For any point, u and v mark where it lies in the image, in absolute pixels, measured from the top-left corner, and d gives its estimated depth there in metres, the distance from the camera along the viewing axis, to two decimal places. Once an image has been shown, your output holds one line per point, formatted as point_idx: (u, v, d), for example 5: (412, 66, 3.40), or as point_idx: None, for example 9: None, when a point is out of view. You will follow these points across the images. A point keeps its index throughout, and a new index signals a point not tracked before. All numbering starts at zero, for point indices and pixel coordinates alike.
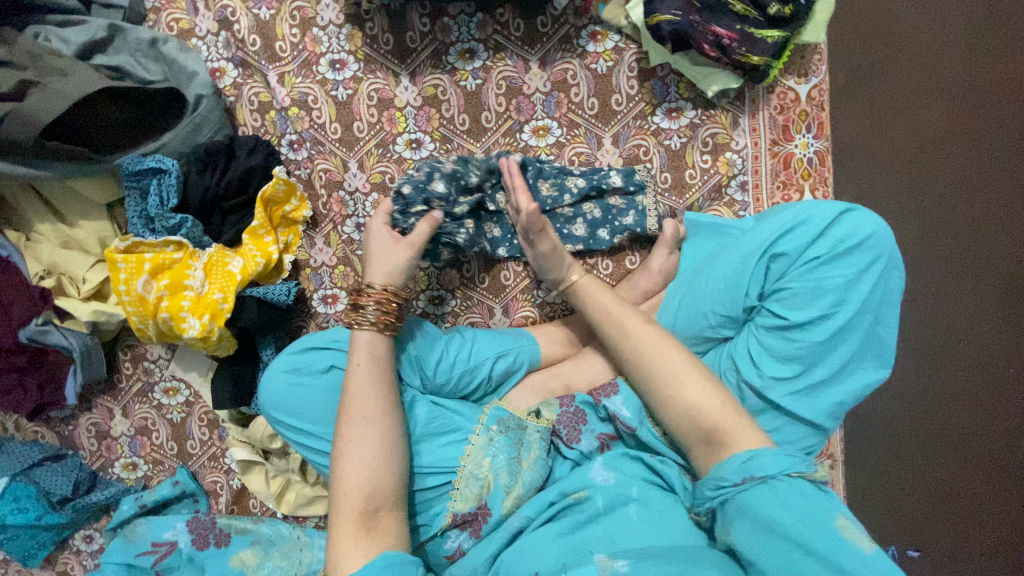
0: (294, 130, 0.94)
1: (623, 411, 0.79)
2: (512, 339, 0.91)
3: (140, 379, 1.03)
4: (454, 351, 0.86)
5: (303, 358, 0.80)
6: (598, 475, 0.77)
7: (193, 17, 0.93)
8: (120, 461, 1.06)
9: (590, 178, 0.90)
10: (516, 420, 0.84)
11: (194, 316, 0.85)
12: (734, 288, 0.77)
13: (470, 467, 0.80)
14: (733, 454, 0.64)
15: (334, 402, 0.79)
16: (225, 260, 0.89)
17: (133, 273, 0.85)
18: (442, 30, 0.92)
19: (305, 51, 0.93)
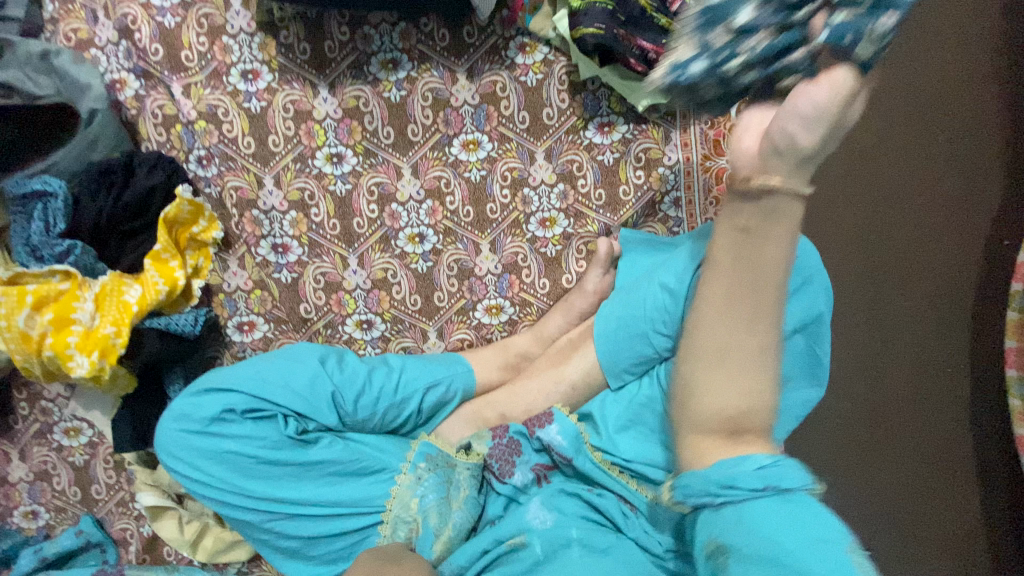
0: (203, 145, 0.87)
1: (559, 440, 0.75)
2: (443, 368, 0.85)
3: (38, 420, 0.93)
4: (379, 385, 0.79)
5: (202, 401, 0.75)
6: (535, 517, 0.72)
7: (93, 27, 0.85)
8: (20, 509, 0.96)
9: None
10: (445, 456, 0.78)
11: (82, 353, 0.78)
12: (668, 308, 0.72)
13: (397, 510, 0.75)
14: (751, 455, 0.54)
15: (239, 449, 0.74)
16: (121, 288, 0.81)
17: (13, 307, 0.77)
18: (363, 39, 0.87)
19: (214, 60, 0.86)
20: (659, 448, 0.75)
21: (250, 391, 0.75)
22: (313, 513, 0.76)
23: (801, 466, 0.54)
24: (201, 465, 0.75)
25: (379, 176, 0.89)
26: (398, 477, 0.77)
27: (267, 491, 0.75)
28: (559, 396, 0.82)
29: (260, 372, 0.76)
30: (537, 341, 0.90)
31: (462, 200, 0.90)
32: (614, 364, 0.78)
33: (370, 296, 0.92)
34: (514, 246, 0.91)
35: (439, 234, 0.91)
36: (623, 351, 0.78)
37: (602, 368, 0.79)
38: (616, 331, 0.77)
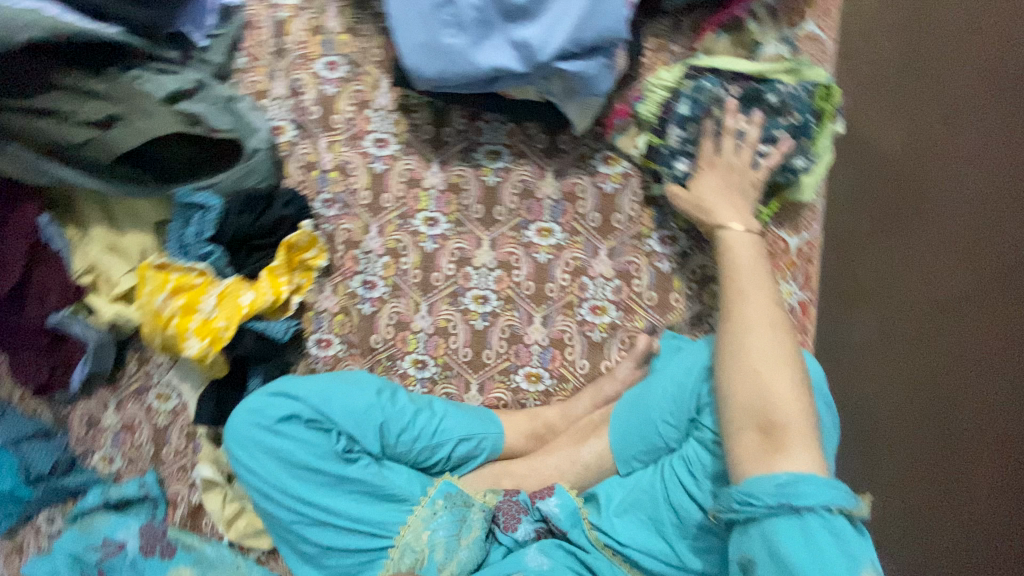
0: (330, 190, 1.06)
1: (557, 512, 0.82)
2: (479, 424, 0.94)
3: (140, 381, 1.11)
4: (420, 425, 0.90)
5: (273, 402, 0.87)
6: (531, 560, 0.80)
7: (270, 82, 1.08)
8: (99, 452, 1.12)
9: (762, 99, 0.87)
10: (463, 497, 0.87)
11: (196, 337, 0.95)
12: (681, 402, 0.80)
13: (409, 538, 0.83)
14: (774, 473, 0.62)
15: (291, 450, 0.86)
16: (238, 292, 0.98)
17: (157, 289, 0.97)
18: (476, 131, 1.04)
19: (356, 127, 1.06)
20: (659, 540, 0.79)
21: (314, 404, 0.87)
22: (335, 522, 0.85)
23: (826, 481, 0.61)
24: (255, 453, 0.87)
25: (461, 242, 1.04)
26: (414, 509, 0.86)
27: (302, 492, 0.85)
28: (571, 476, 0.90)
29: (324, 389, 0.88)
30: (563, 415, 0.97)
31: (527, 275, 1.03)
32: (624, 452, 0.86)
33: (430, 340, 1.05)
34: (563, 324, 1.02)
35: (501, 300, 1.04)
36: (635, 434, 0.85)
37: (612, 453, 0.88)
38: (629, 419, 0.86)
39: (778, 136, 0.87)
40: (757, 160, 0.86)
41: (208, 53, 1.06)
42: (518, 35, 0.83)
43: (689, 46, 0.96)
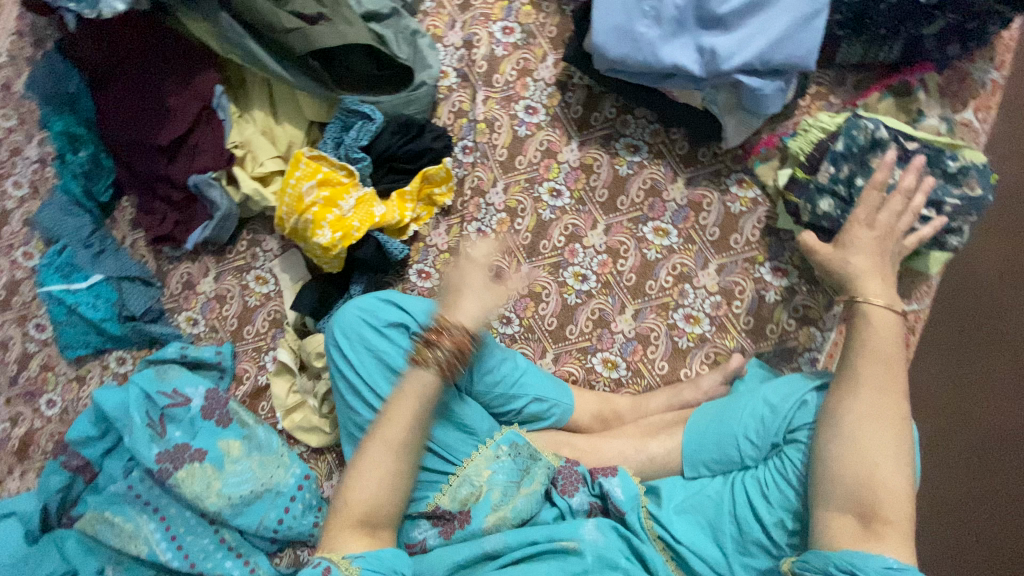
0: (473, 139, 1.12)
1: (618, 492, 0.84)
2: (555, 391, 0.98)
3: (244, 259, 1.18)
4: (505, 372, 0.94)
5: (385, 307, 0.94)
6: (588, 533, 0.81)
7: (447, 30, 1.16)
8: (186, 313, 1.19)
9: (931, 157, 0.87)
10: (529, 450, 0.91)
11: (329, 230, 1.01)
12: (767, 424, 0.84)
13: (471, 471, 0.87)
14: (881, 556, 0.64)
15: (389, 354, 0.91)
16: (373, 202, 1.05)
17: (305, 176, 1.04)
18: (622, 123, 1.09)
19: (512, 89, 1.13)
20: (711, 548, 0.80)
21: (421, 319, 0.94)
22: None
23: None
24: (361, 355, 0.92)
25: (578, 219, 1.09)
26: (482, 447, 0.89)
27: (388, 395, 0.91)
28: (635, 463, 0.93)
29: (432, 311, 0.95)
30: (634, 407, 1.00)
31: (631, 267, 1.07)
32: (695, 456, 0.87)
33: (522, 300, 1.08)
34: (653, 322, 1.05)
35: (599, 283, 1.07)
36: (713, 442, 0.86)
37: (682, 454, 0.89)
38: (709, 426, 0.88)
39: (947, 201, 0.84)
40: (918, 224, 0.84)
41: None
42: (706, 42, 0.89)
43: (849, 100, 1.00)
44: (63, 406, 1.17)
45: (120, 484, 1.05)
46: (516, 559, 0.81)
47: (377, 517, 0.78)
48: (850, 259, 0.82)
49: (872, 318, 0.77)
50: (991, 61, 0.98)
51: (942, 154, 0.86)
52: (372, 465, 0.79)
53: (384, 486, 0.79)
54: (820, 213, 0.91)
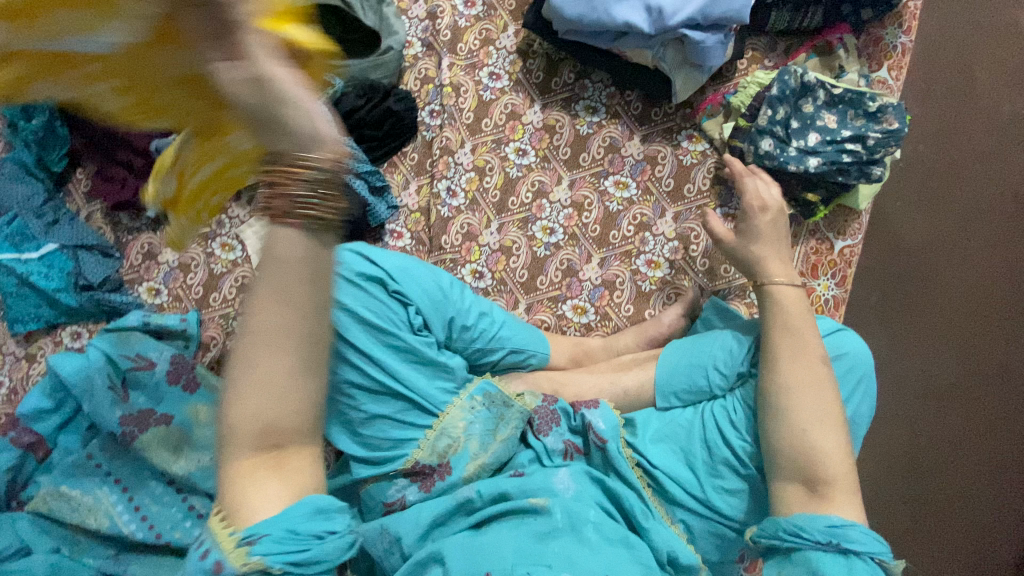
0: (440, 103, 1.17)
1: (599, 423, 0.88)
2: (533, 340, 1.02)
3: (209, 227, 1.17)
4: (483, 326, 0.97)
5: (356, 260, 0.89)
6: (559, 481, 0.81)
7: (411, 3, 1.21)
8: (147, 283, 1.16)
9: (848, 98, 0.97)
10: (502, 398, 0.92)
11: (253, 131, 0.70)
12: (733, 357, 0.90)
13: (447, 422, 0.87)
14: (824, 516, 0.71)
15: (364, 306, 0.86)
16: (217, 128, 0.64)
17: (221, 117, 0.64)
18: (580, 87, 1.16)
19: (476, 57, 1.19)
20: (682, 467, 0.86)
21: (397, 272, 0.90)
22: (398, 390, 0.86)
23: (871, 533, 0.69)
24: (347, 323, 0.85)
25: (543, 176, 1.14)
26: (457, 398, 0.90)
27: (366, 347, 0.85)
28: (607, 396, 0.97)
29: (408, 264, 0.93)
30: (604, 345, 1.06)
31: (595, 219, 1.13)
32: (666, 387, 0.93)
33: (493, 254, 1.12)
34: (617, 269, 1.11)
35: (566, 234, 1.13)
36: (680, 374, 0.92)
37: (654, 384, 0.94)
38: (681, 359, 0.93)
39: (869, 135, 0.94)
40: (839, 155, 0.95)
41: None
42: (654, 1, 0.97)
43: (780, 63, 1.11)
44: (11, 386, 1.12)
45: (78, 455, 1.01)
46: (490, 516, 0.77)
47: (277, 433, 0.59)
48: (751, 247, 0.93)
49: (781, 291, 0.87)
50: (900, 27, 1.12)
51: (863, 95, 0.96)
52: (259, 376, 0.56)
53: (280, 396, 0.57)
54: (762, 153, 0.99)
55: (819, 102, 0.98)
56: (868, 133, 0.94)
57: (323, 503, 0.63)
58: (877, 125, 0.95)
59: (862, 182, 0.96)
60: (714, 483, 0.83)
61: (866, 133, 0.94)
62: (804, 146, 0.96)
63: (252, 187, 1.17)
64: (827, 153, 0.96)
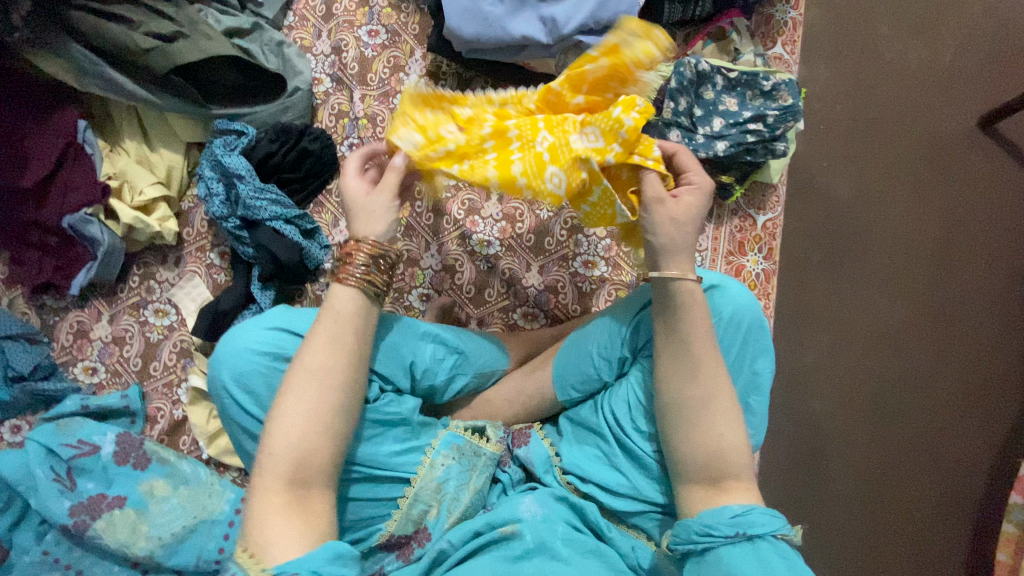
0: (358, 136, 1.17)
1: (535, 455, 0.94)
2: (490, 360, 1.01)
3: (139, 295, 1.13)
4: (428, 364, 0.93)
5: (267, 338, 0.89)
6: (526, 509, 0.84)
7: (315, 40, 1.20)
8: (83, 363, 1.12)
9: (744, 80, 1.00)
10: (471, 447, 0.92)
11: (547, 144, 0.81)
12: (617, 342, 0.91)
13: (420, 484, 0.88)
14: (727, 507, 0.71)
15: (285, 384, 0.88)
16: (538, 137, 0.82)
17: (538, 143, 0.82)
18: None
19: (388, 85, 1.18)
20: (606, 470, 0.89)
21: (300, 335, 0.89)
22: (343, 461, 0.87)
23: (770, 512, 0.70)
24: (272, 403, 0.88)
25: (472, 194, 1.15)
26: (423, 457, 0.90)
27: None
28: (560, 403, 0.99)
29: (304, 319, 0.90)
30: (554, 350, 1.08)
31: (529, 229, 1.14)
32: (564, 380, 0.95)
33: (436, 276, 1.13)
34: (557, 274, 1.12)
35: (503, 246, 1.13)
36: (574, 366, 0.94)
37: (551, 380, 0.96)
38: (571, 353, 0.95)
39: (768, 113, 0.98)
40: (745, 137, 0.98)
41: (261, 7, 1.16)
42: (546, 11, 0.99)
43: (681, 53, 1.15)
44: None
45: (36, 552, 0.97)
46: (463, 557, 0.81)
47: (307, 471, 0.70)
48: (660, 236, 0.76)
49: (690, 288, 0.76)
50: (788, 3, 1.18)
51: (757, 76, 1.00)
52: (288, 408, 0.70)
53: (308, 430, 0.70)
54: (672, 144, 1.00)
55: (718, 87, 1.01)
56: (766, 112, 0.98)
57: (341, 548, 0.66)
58: (773, 103, 0.99)
59: (768, 157, 1.00)
60: (641, 474, 0.87)
61: (765, 112, 0.98)
62: (711, 133, 0.99)
63: (177, 249, 1.14)
64: (733, 135, 0.99)
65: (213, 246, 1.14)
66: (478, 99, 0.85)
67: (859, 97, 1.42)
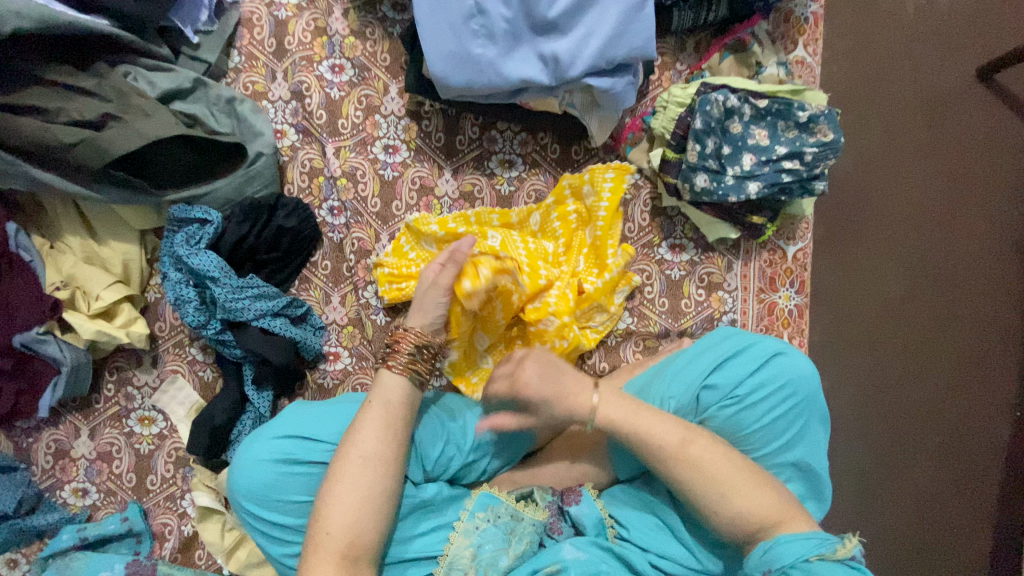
0: (338, 198, 1.01)
1: (586, 514, 0.84)
2: (512, 432, 0.92)
3: (118, 403, 1.01)
4: (453, 449, 0.88)
5: (287, 446, 0.79)
6: (569, 552, 0.80)
7: (269, 83, 1.02)
8: (70, 485, 1.01)
9: (774, 109, 0.90)
10: (509, 509, 0.85)
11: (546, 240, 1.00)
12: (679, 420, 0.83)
13: (453, 555, 0.81)
14: (759, 544, 0.69)
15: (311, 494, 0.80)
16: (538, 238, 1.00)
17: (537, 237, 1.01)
18: (489, 140, 1.03)
19: (364, 131, 1.02)
20: (666, 538, 0.84)
21: (326, 438, 0.81)
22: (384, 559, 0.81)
23: (803, 536, 0.67)
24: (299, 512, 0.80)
25: None
26: (458, 524, 0.83)
27: None
28: (601, 479, 0.93)
29: (324, 414, 0.83)
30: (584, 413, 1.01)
31: None
32: (624, 458, 0.90)
33: None
34: None
35: None
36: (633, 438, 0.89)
37: (610, 460, 0.91)
38: None
39: (805, 150, 0.88)
40: (779, 176, 0.89)
41: (198, 49, 0.99)
42: (546, 49, 0.84)
43: (694, 65, 1.01)
44: None
45: None
46: None
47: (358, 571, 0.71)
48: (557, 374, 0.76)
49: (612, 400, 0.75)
50: None
51: (790, 106, 0.90)
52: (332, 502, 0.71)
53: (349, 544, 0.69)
54: (699, 189, 0.91)
55: (746, 119, 0.91)
56: (800, 145, 0.89)
57: None
58: (808, 136, 0.90)
59: (805, 196, 0.92)
60: (694, 537, 0.82)
61: (799, 147, 0.89)
62: (742, 173, 0.90)
63: (151, 349, 1.01)
64: (765, 175, 0.90)
65: (191, 340, 1.01)
66: (483, 216, 0.99)
67: (890, 60, 1.18)
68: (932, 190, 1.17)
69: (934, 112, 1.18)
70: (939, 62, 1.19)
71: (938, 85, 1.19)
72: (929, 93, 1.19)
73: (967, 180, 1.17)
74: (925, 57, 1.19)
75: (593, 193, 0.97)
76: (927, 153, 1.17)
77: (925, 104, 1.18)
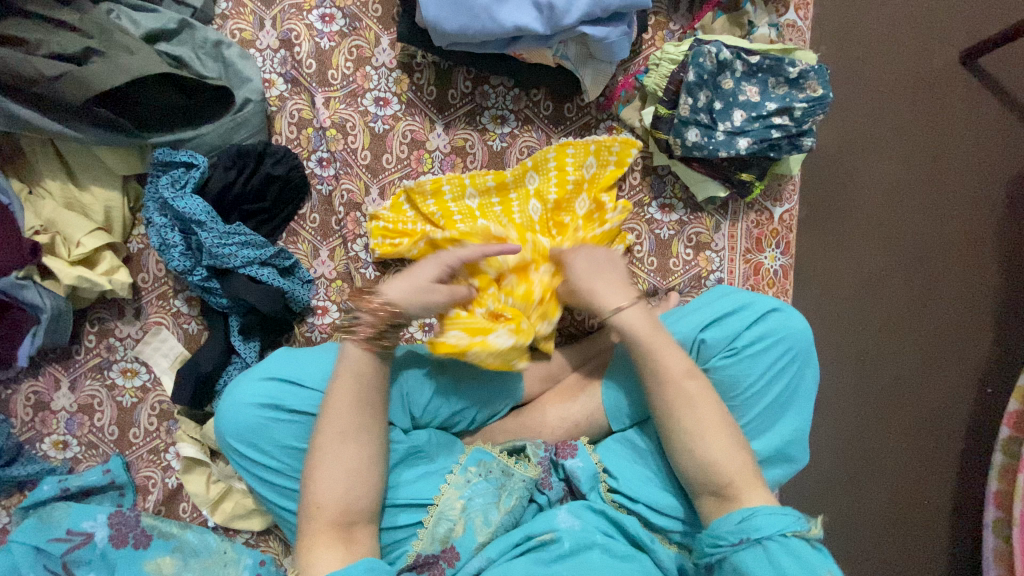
0: (327, 148, 1.00)
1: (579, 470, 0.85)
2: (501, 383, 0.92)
3: (100, 355, 0.99)
4: (441, 397, 0.87)
5: (273, 388, 0.79)
6: (563, 520, 0.79)
7: (257, 31, 1.00)
8: (50, 438, 0.99)
9: (765, 65, 0.92)
10: (499, 467, 0.86)
11: (523, 203, 0.99)
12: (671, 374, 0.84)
13: (443, 506, 0.81)
14: (732, 513, 0.67)
15: (297, 438, 0.79)
16: (525, 202, 0.99)
17: (522, 202, 0.99)
18: (481, 95, 1.02)
19: (354, 82, 1.00)
20: (657, 491, 0.84)
21: (312, 383, 0.80)
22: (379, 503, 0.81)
23: (776, 510, 0.64)
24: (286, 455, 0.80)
25: None
26: (449, 476, 0.84)
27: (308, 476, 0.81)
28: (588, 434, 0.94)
29: (311, 359, 0.82)
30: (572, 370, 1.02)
31: None
32: (616, 411, 0.90)
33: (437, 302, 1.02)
34: None
35: None
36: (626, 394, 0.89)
37: (604, 412, 0.91)
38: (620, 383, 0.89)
39: (795, 105, 0.90)
40: (769, 131, 0.90)
41: None
42: None
43: (687, 25, 1.01)
44: None
45: None
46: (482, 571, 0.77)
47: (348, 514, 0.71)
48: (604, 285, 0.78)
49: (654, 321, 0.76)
50: None
51: (781, 62, 0.92)
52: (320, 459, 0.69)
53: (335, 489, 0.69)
54: (690, 144, 0.92)
55: (737, 75, 0.93)
56: (789, 101, 0.91)
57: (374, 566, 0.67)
58: (797, 92, 0.92)
59: (793, 153, 0.94)
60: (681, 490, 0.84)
61: (789, 103, 0.91)
62: (732, 128, 0.91)
63: (134, 300, 0.99)
64: (755, 131, 0.91)
65: (176, 291, 0.99)
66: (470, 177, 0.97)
67: (879, 30, 1.19)
68: (913, 160, 1.19)
69: (919, 84, 1.20)
70: (925, 36, 1.21)
71: (925, 57, 1.20)
72: (916, 65, 1.20)
73: (946, 155, 1.20)
74: (911, 29, 1.20)
75: (597, 163, 0.98)
76: (911, 124, 1.19)
77: (911, 75, 1.19)
